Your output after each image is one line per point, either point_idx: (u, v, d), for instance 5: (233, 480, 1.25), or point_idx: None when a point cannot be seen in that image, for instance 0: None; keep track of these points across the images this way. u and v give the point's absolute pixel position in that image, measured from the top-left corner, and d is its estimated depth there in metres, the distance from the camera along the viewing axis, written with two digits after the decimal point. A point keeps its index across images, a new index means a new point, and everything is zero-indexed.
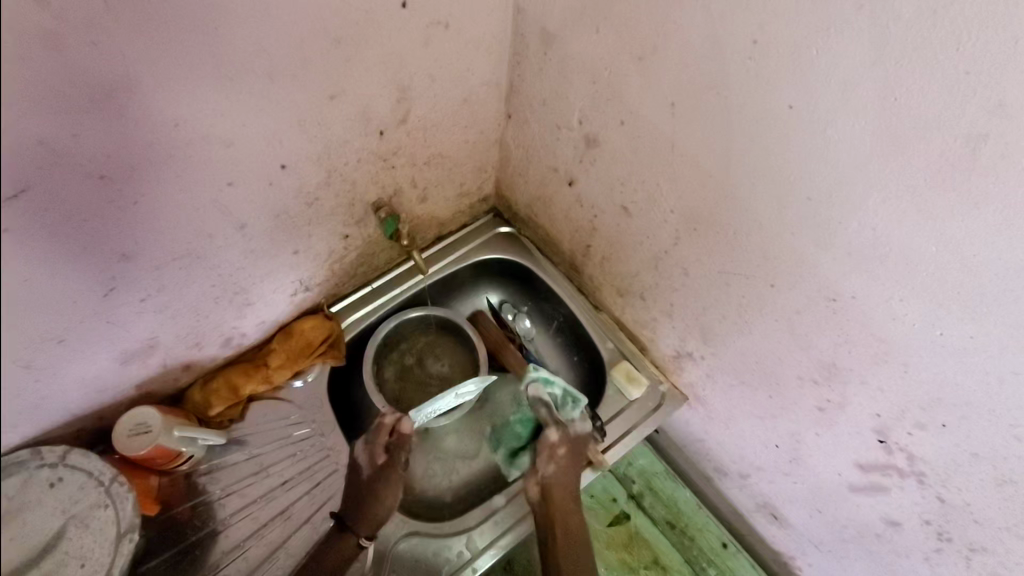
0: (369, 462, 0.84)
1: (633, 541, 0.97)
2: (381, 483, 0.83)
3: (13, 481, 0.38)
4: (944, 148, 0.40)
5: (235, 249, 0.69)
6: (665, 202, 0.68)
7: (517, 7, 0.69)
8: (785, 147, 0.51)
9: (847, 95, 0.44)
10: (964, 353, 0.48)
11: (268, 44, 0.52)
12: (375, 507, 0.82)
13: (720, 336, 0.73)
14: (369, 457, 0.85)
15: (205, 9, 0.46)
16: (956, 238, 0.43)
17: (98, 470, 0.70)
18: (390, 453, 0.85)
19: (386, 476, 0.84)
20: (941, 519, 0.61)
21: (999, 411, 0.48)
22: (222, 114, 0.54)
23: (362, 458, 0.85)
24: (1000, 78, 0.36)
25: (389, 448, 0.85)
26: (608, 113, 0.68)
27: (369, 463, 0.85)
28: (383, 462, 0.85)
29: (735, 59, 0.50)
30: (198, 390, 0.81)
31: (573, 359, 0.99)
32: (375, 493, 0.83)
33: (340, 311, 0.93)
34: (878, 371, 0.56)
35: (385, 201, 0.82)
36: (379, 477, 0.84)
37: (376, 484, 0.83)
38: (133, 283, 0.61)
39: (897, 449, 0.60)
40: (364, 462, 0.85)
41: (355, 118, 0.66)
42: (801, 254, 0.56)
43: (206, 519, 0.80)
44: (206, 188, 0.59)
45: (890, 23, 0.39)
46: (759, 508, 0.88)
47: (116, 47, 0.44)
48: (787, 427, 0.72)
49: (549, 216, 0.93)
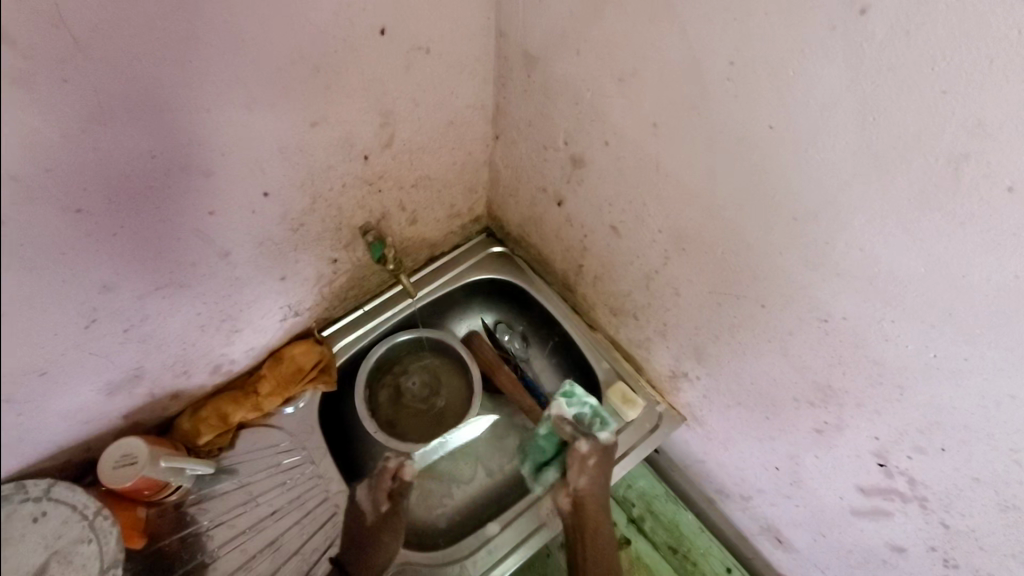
0: (371, 508, 0.85)
1: (635, 567, 0.94)
2: (386, 530, 0.84)
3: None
4: (926, 168, 0.39)
5: (220, 277, 0.68)
6: (653, 222, 0.67)
7: (499, 30, 0.69)
8: (768, 168, 0.50)
9: (827, 116, 0.43)
10: (960, 375, 0.46)
11: (245, 75, 0.52)
12: (376, 553, 0.82)
13: (714, 356, 0.72)
14: (371, 503, 0.85)
15: (178, 45, 0.46)
16: (944, 259, 0.42)
17: (82, 504, 0.69)
18: (393, 499, 0.86)
19: (388, 524, 0.84)
20: (946, 545, 0.58)
21: (998, 435, 0.46)
22: (200, 145, 0.54)
23: (364, 504, 0.85)
24: (979, 98, 0.35)
25: (392, 495, 0.86)
26: (592, 134, 0.67)
27: (372, 509, 0.85)
28: (385, 509, 0.85)
29: (714, 80, 0.49)
30: (187, 418, 0.80)
31: (568, 380, 0.98)
32: (377, 540, 0.83)
33: (332, 335, 0.92)
34: (874, 394, 0.54)
35: (373, 225, 0.81)
36: (383, 525, 0.84)
37: (380, 532, 0.83)
38: (116, 315, 0.60)
39: (897, 473, 0.58)
40: (368, 507, 0.85)
41: (338, 144, 0.66)
42: (791, 276, 0.54)
43: (195, 551, 0.79)
44: (186, 219, 0.58)
45: (864, 43, 0.38)
46: (763, 531, 0.86)
47: (85, 81, 0.43)
48: (786, 449, 0.70)
49: (541, 235, 0.92)
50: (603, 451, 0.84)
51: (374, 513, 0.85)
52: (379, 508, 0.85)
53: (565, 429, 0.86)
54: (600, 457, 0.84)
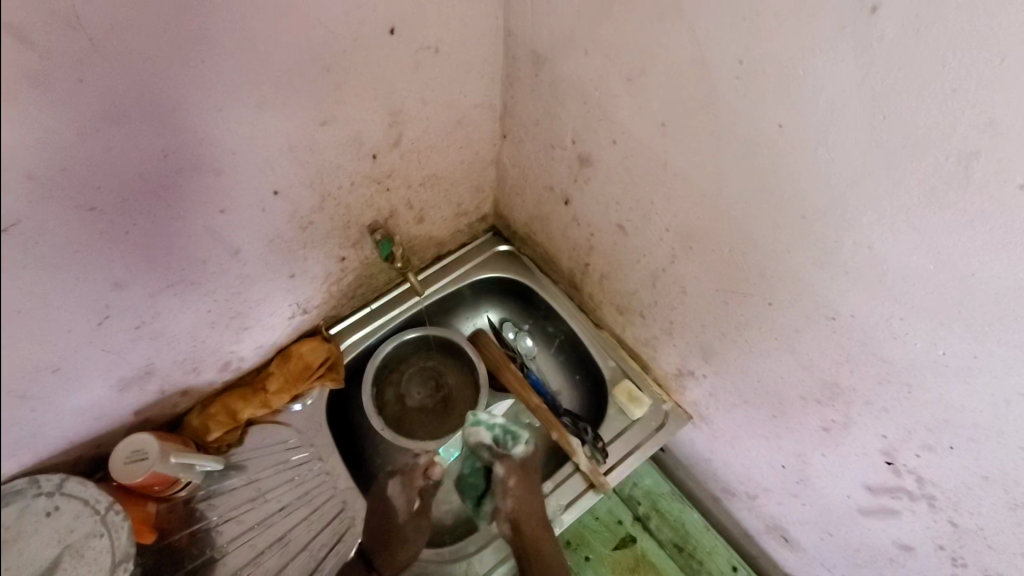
0: (402, 506, 0.87)
1: (640, 565, 0.94)
2: (413, 528, 0.85)
3: (11, 516, 0.38)
4: (936, 165, 0.39)
5: (231, 274, 0.68)
6: (660, 221, 0.68)
7: (507, 29, 0.69)
8: (776, 166, 0.50)
9: (836, 114, 0.43)
10: (969, 373, 0.46)
11: (257, 75, 0.52)
12: (402, 547, 0.83)
13: (721, 354, 0.72)
14: (404, 500, 0.87)
15: (192, 44, 0.46)
16: (953, 257, 0.42)
17: (94, 498, 0.69)
18: (423, 497, 0.87)
19: (416, 522, 0.86)
20: (954, 544, 0.58)
21: (1009, 434, 0.46)
22: (212, 143, 0.54)
23: (396, 500, 0.87)
24: (989, 95, 0.35)
25: (422, 493, 0.88)
26: (599, 132, 0.67)
27: (404, 507, 0.87)
28: (417, 507, 0.87)
29: (722, 78, 0.49)
30: (196, 414, 0.81)
31: (575, 378, 0.98)
32: (403, 538, 0.84)
33: (339, 333, 0.93)
34: (882, 392, 0.54)
35: (381, 223, 0.82)
36: (410, 523, 0.86)
37: (406, 529, 0.85)
38: (128, 312, 0.61)
39: (905, 471, 0.58)
40: (399, 504, 0.87)
41: (346, 143, 0.66)
42: (799, 274, 0.54)
43: (204, 546, 0.79)
44: (198, 217, 0.59)
45: (874, 41, 0.38)
46: (769, 529, 0.86)
47: (101, 81, 0.44)
48: (793, 448, 0.70)
49: (547, 233, 0.92)
50: (522, 467, 0.86)
51: (405, 511, 0.86)
52: (410, 506, 0.87)
53: (482, 454, 0.87)
54: (521, 472, 0.85)
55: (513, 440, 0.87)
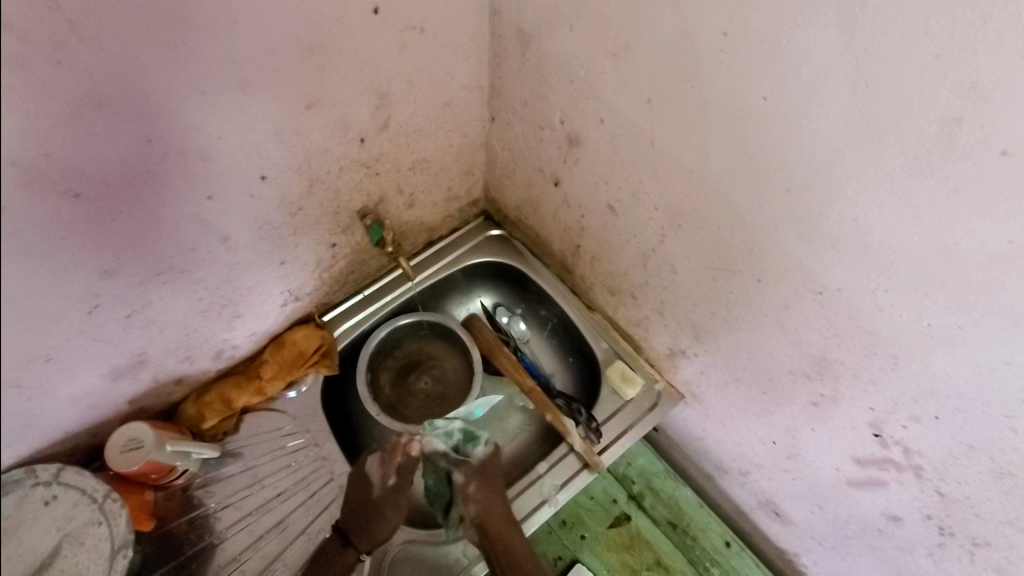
0: (379, 482, 0.86)
1: (635, 543, 0.94)
2: (389, 506, 0.84)
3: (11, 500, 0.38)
4: (919, 133, 0.40)
5: (220, 262, 0.68)
6: (649, 200, 0.68)
7: (494, 9, 0.69)
8: (762, 140, 0.50)
9: (819, 86, 0.43)
10: (954, 343, 0.47)
11: (240, 56, 0.52)
12: (380, 526, 0.83)
13: (711, 333, 0.73)
14: (381, 475, 0.86)
15: (173, 25, 0.46)
16: (935, 227, 0.42)
17: (91, 486, 0.70)
18: (400, 475, 0.86)
19: (393, 500, 0.85)
20: (942, 514, 0.59)
21: (992, 402, 0.47)
22: (195, 126, 0.53)
23: (373, 476, 0.86)
24: (972, 60, 0.35)
25: (400, 470, 0.87)
26: (588, 112, 0.67)
27: (379, 484, 0.86)
28: (392, 484, 0.86)
29: (707, 54, 0.49)
30: (191, 404, 0.82)
31: (568, 361, 0.98)
32: (380, 513, 0.84)
33: (332, 319, 0.93)
34: (869, 363, 0.55)
35: (371, 209, 0.82)
36: (388, 499, 0.85)
37: (383, 506, 0.84)
38: (118, 301, 0.61)
39: (892, 442, 0.59)
40: (375, 480, 0.86)
41: (334, 127, 0.66)
42: (786, 249, 0.55)
43: (203, 533, 0.80)
44: (187, 202, 0.58)
45: (858, 9, 0.38)
46: (761, 505, 0.88)
47: (79, 62, 0.43)
48: (783, 423, 0.71)
49: (538, 217, 0.92)
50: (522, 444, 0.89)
51: (381, 488, 0.85)
52: (385, 483, 0.86)
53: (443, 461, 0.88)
54: None
55: (470, 443, 0.90)
